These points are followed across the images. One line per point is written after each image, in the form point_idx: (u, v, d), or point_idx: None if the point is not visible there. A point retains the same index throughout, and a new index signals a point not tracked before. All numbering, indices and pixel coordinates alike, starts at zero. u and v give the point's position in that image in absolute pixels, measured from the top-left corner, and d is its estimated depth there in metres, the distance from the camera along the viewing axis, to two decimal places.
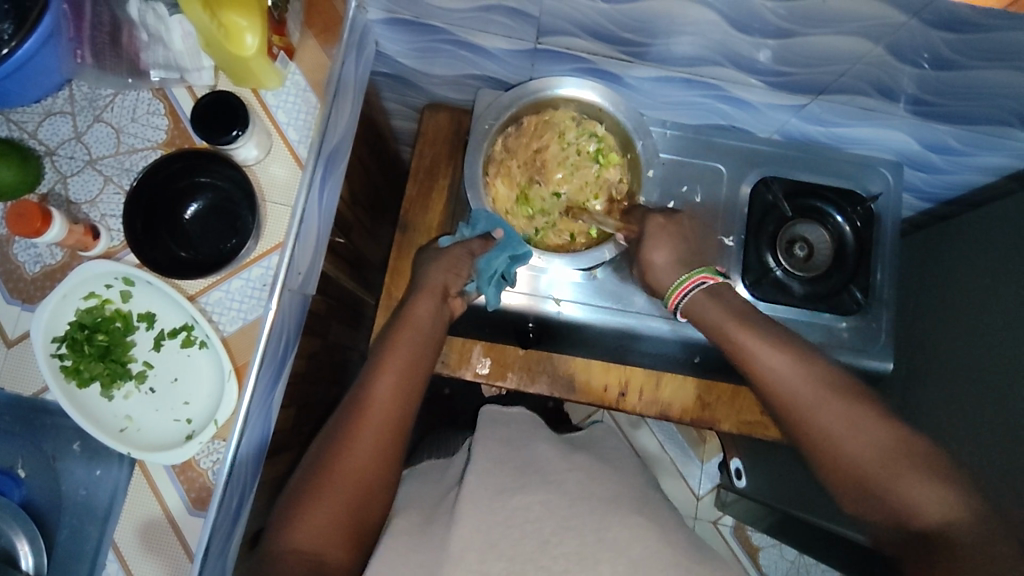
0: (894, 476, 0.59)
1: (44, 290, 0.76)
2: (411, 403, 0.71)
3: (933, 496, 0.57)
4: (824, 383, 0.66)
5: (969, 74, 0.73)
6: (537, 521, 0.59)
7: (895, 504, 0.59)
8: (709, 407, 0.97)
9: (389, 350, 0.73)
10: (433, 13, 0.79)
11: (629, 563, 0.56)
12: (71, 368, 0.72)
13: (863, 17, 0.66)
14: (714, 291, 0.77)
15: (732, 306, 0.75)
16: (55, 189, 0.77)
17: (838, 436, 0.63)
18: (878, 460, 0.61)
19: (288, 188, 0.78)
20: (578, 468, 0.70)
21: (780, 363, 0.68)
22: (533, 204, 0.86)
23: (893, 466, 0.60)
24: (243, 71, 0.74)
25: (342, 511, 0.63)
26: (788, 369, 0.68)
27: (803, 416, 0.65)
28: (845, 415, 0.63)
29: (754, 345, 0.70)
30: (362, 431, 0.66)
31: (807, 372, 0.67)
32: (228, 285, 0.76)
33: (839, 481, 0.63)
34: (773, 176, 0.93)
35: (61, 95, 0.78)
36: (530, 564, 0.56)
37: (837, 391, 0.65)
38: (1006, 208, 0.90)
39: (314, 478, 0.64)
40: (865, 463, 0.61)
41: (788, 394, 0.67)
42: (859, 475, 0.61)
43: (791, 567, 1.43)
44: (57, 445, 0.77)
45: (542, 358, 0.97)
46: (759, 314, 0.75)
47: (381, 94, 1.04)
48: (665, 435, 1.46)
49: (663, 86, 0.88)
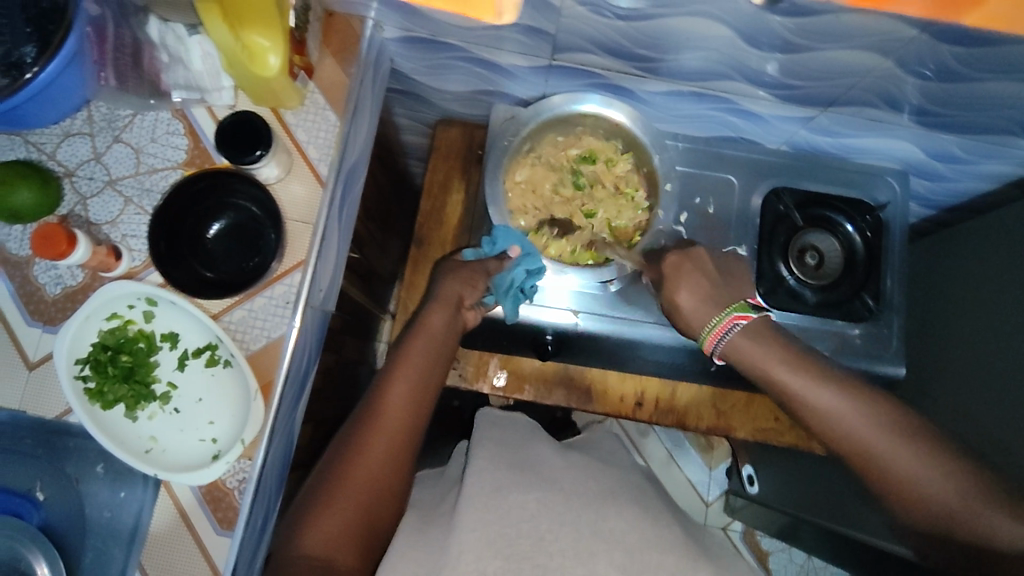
0: (963, 508, 0.60)
1: (65, 312, 0.75)
2: (425, 413, 0.71)
3: (1002, 525, 0.58)
4: (890, 424, 0.65)
5: (975, 85, 0.75)
6: (531, 519, 0.59)
7: (979, 541, 0.59)
8: (725, 415, 1.01)
9: (403, 358, 0.73)
10: (449, 32, 0.79)
11: (628, 555, 0.57)
12: (95, 391, 0.72)
13: (874, 32, 0.68)
14: (757, 334, 0.73)
15: (779, 348, 0.71)
16: (75, 210, 0.77)
17: (903, 475, 0.63)
18: (946, 493, 0.61)
19: (308, 205, 0.78)
20: (572, 466, 0.71)
21: (839, 407, 0.67)
22: (553, 223, 0.88)
23: (953, 497, 0.60)
24: (262, 89, 0.74)
25: (352, 515, 0.62)
26: (846, 413, 0.66)
27: (865, 458, 0.65)
28: (920, 455, 0.62)
29: (808, 388, 0.68)
30: (375, 440, 0.66)
31: (853, 408, 0.66)
32: (251, 304, 0.76)
33: (912, 519, 0.63)
34: (785, 186, 0.94)
35: (80, 116, 0.78)
36: (527, 562, 0.55)
37: (899, 429, 0.64)
38: (1011, 218, 0.91)
39: (326, 485, 0.64)
40: (932, 497, 0.61)
41: (843, 437, 0.66)
42: (925, 509, 0.62)
43: (801, 570, 1.44)
44: (79, 468, 0.77)
45: (558, 370, 1.01)
46: (807, 352, 0.72)
47: (392, 111, 1.05)
48: (673, 442, 1.47)
49: (674, 100, 0.90)
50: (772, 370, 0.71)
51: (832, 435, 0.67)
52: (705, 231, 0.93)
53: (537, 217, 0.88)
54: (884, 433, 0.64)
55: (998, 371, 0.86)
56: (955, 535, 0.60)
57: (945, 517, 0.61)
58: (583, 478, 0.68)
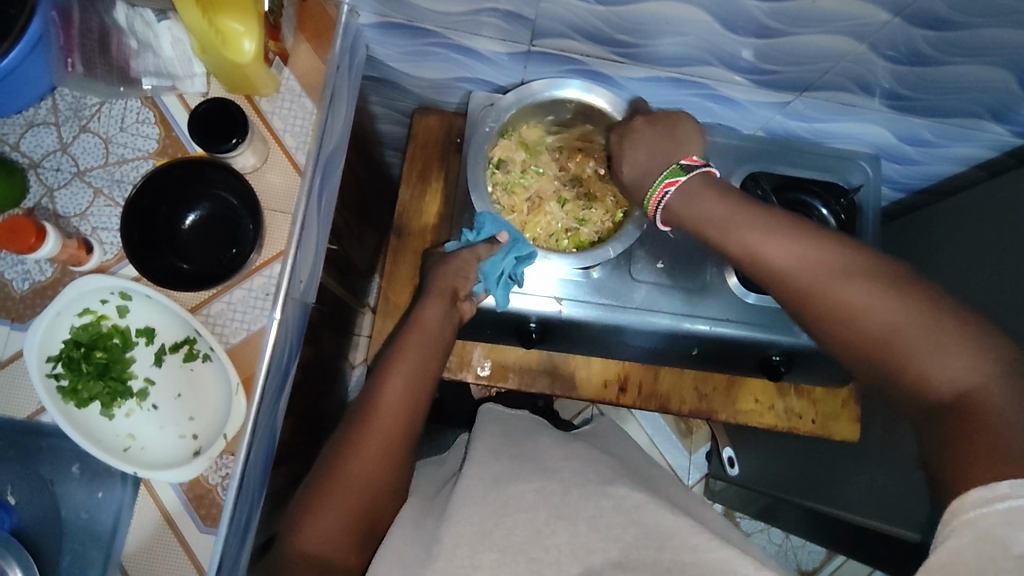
0: (917, 341, 0.54)
1: (34, 309, 0.73)
2: (423, 405, 0.69)
3: (955, 360, 0.52)
4: (835, 259, 0.60)
5: (946, 70, 0.77)
6: (530, 510, 0.58)
7: (910, 374, 0.54)
8: (707, 398, 1.02)
9: (399, 356, 0.71)
10: (426, 17, 0.78)
11: (622, 551, 0.56)
12: (69, 389, 0.70)
13: (848, 17, 0.69)
14: (696, 185, 0.69)
15: (723, 197, 0.68)
16: (42, 203, 0.74)
17: (857, 313, 0.57)
18: (889, 328, 0.56)
19: (286, 195, 0.77)
20: (572, 454, 0.69)
21: (783, 247, 0.63)
22: (536, 210, 0.88)
23: (905, 333, 0.55)
24: (237, 76, 0.72)
25: (341, 515, 0.60)
26: (803, 255, 0.61)
27: (812, 294, 0.61)
28: (863, 289, 0.57)
29: (750, 230, 0.65)
30: (367, 436, 0.64)
31: (813, 254, 0.61)
32: (230, 296, 0.74)
33: (857, 356, 0.58)
34: (762, 172, 0.95)
35: (44, 105, 0.75)
36: (521, 554, 0.55)
37: (845, 264, 0.60)
38: (1008, 197, 0.89)
39: (319, 485, 0.62)
40: (876, 333, 0.56)
41: (792, 276, 0.62)
42: (875, 350, 0.57)
43: (779, 551, 1.47)
44: (54, 468, 0.73)
45: (542, 357, 1.02)
46: (759, 201, 0.68)
47: (368, 99, 1.03)
48: (653, 428, 1.49)
49: (651, 86, 0.90)
50: (711, 220, 0.68)
51: (767, 277, 0.64)
52: None
53: (521, 207, 0.88)
54: (829, 271, 0.60)
55: None
56: (898, 373, 0.55)
57: (880, 352, 0.56)
58: (582, 466, 0.67)
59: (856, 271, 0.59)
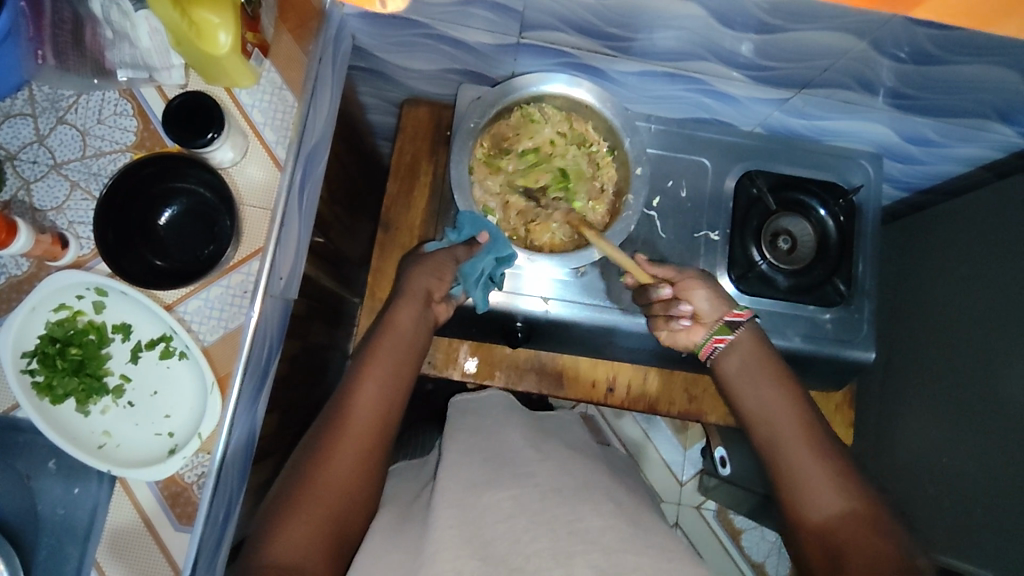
0: (864, 529, 0.62)
1: (9, 303, 0.72)
2: (398, 410, 0.69)
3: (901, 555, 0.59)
4: (808, 434, 0.69)
5: (951, 69, 0.74)
6: (508, 519, 0.56)
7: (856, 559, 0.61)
8: (697, 400, 1.01)
9: (374, 358, 0.70)
10: (411, 8, 0.76)
11: (604, 554, 0.53)
12: (43, 384, 0.70)
13: (849, 12, 0.66)
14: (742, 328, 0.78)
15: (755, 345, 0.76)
16: (18, 196, 0.73)
17: (817, 490, 0.66)
18: (841, 511, 0.64)
19: (264, 190, 0.76)
20: (551, 458, 0.67)
21: (772, 405, 0.72)
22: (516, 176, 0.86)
23: (855, 518, 0.63)
24: (214, 68, 0.71)
25: (313, 522, 0.59)
26: (781, 425, 0.71)
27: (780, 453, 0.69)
28: (826, 469, 0.67)
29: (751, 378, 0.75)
30: (340, 441, 0.63)
31: (791, 415, 0.71)
32: (207, 293, 0.73)
33: (807, 528, 0.65)
34: (758, 170, 0.92)
35: (20, 96, 0.74)
36: (503, 566, 0.51)
37: (816, 434, 0.69)
38: (1004, 201, 0.87)
39: (293, 490, 0.61)
40: (830, 514, 0.64)
41: (772, 434, 0.71)
42: (827, 529, 0.64)
43: (773, 547, 1.46)
44: (30, 464, 0.74)
45: (529, 356, 1.00)
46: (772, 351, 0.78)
47: (358, 89, 1.01)
48: (648, 423, 1.47)
49: (646, 80, 0.88)
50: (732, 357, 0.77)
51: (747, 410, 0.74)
52: (675, 214, 0.92)
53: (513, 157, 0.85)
54: (807, 448, 0.68)
55: (966, 357, 0.87)
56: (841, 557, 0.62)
57: (832, 531, 0.63)
58: (559, 472, 0.65)
59: (826, 448, 0.68)
